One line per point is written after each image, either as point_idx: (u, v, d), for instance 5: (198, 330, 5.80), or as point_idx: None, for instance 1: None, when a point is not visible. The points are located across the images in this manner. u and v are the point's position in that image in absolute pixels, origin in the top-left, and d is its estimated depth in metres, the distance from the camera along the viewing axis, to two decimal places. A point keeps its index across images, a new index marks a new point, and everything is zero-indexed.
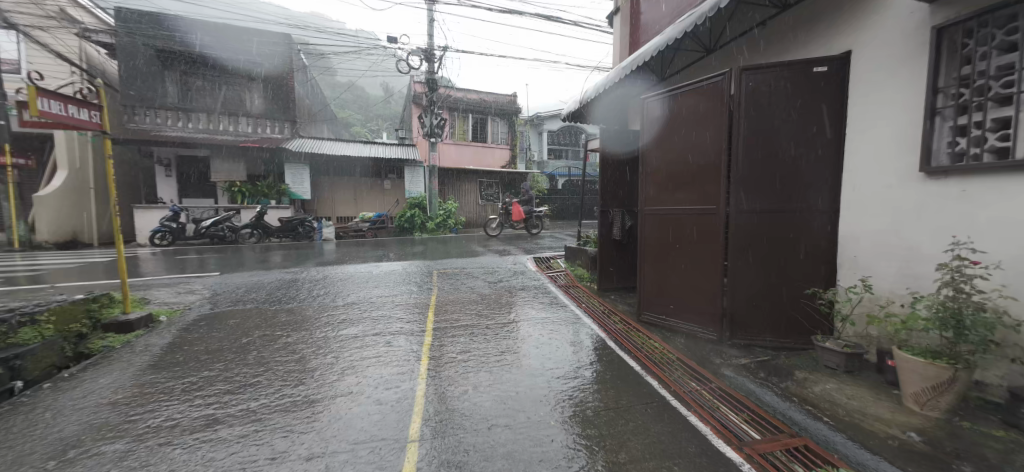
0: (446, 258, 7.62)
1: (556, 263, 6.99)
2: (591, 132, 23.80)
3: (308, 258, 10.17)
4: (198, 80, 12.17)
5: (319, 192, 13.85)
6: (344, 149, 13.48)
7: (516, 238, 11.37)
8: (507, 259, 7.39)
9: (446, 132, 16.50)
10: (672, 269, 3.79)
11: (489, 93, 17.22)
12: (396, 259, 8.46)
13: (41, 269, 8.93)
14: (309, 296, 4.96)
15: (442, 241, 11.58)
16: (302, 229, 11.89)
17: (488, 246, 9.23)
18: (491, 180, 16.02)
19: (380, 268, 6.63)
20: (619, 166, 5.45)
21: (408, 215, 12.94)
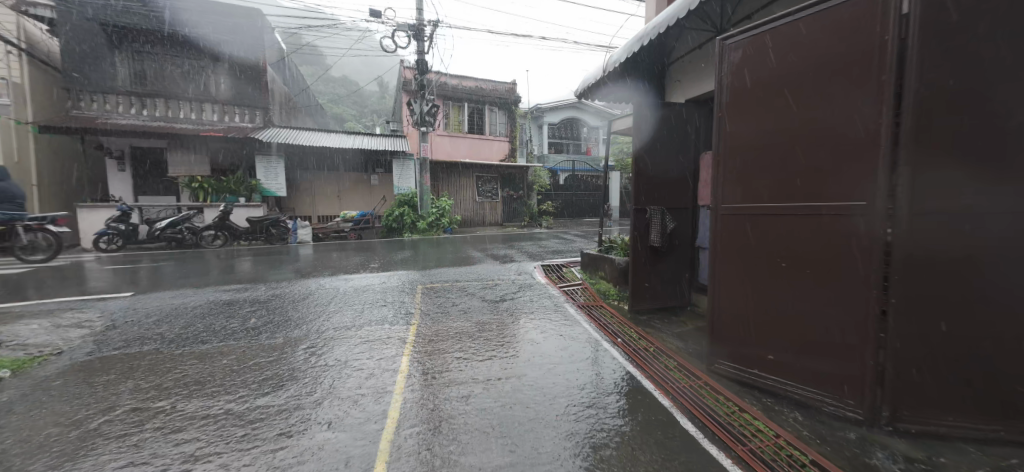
0: (434, 267, 6.34)
1: (571, 272, 5.61)
2: (594, 125, 22.50)
3: (280, 265, 8.84)
4: (151, 60, 11.48)
5: (297, 188, 12.53)
6: (324, 139, 12.10)
7: (518, 240, 10.04)
8: (508, 267, 6.09)
9: (440, 123, 15.10)
10: (767, 302, 2.44)
11: (486, 80, 15.84)
12: (377, 266, 7.17)
13: None
14: (238, 330, 3.56)
15: (434, 243, 10.26)
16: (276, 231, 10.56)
17: (485, 249, 7.94)
18: (489, 175, 14.66)
19: (351, 282, 5.20)
20: (660, 148, 4.00)
21: (397, 214, 11.53)
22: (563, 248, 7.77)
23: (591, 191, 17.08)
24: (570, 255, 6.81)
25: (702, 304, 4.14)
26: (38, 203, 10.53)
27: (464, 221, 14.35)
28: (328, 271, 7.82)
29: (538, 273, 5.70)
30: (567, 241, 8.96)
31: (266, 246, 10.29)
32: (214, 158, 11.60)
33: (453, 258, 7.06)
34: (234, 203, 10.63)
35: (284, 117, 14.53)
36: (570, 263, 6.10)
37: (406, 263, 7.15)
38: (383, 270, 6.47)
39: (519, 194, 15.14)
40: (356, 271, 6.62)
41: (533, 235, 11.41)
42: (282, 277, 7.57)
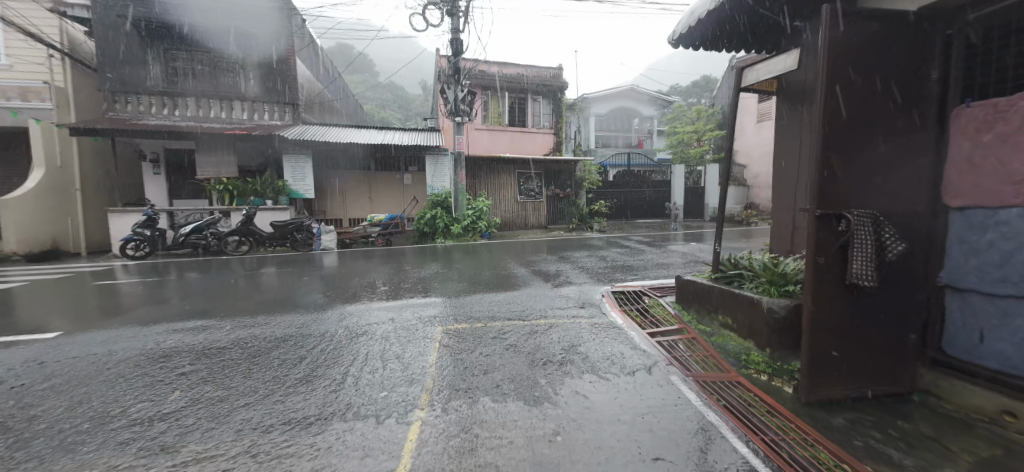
0: (464, 286, 4.83)
1: (658, 306, 3.67)
2: (648, 114, 20.09)
3: (299, 275, 7.76)
4: (182, 59, 11.21)
5: (326, 189, 11.65)
6: (353, 135, 11.10)
7: (570, 248, 8.29)
8: (562, 289, 4.41)
9: (477, 115, 13.65)
10: None
11: (529, 66, 14.19)
12: (395, 281, 5.82)
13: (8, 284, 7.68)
14: (131, 427, 2.14)
15: (470, 251, 8.77)
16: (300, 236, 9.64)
17: (528, 262, 6.33)
18: (532, 171, 12.99)
19: (346, 318, 3.66)
20: (873, 98, 2.05)
21: (428, 217, 10.16)
22: (630, 262, 5.97)
23: (650, 188, 14.81)
24: (647, 274, 5.02)
25: (955, 399, 2.07)
26: (82, 206, 10.59)
27: (503, 223, 12.81)
28: (345, 285, 6.60)
29: (607, 305, 3.82)
30: (633, 252, 7.08)
31: (290, 253, 9.36)
32: (242, 158, 11.06)
33: (490, 274, 5.52)
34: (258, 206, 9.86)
35: (316, 115, 13.85)
36: (650, 288, 4.22)
37: (430, 277, 5.71)
38: (399, 288, 5.09)
39: (566, 192, 13.36)
40: (370, 289, 5.29)
41: (587, 242, 9.59)
42: (293, 292, 6.43)
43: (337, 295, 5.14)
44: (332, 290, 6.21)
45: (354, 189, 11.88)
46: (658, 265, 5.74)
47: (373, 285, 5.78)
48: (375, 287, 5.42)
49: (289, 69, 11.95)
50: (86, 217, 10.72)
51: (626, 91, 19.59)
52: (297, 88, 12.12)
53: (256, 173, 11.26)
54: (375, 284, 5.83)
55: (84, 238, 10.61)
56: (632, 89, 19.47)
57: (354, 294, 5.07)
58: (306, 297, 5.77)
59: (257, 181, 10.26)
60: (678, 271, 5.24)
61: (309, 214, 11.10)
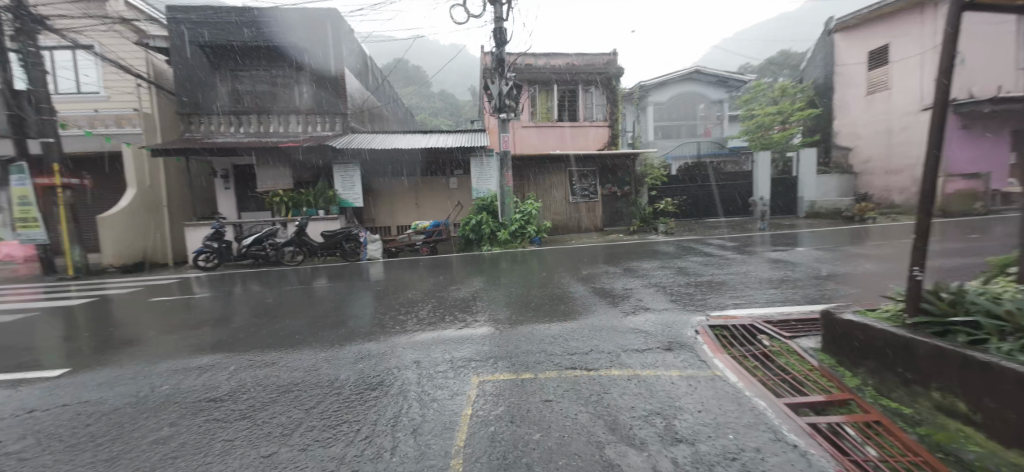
0: (511, 310, 3.99)
1: (786, 357, 2.49)
2: (716, 98, 17.94)
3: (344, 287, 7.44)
4: (244, 78, 11.71)
5: (374, 197, 11.51)
6: (398, 141, 10.81)
7: (634, 257, 7.16)
8: (635, 318, 3.39)
9: (524, 111, 12.85)
10: None
11: (579, 55, 13.07)
12: (434, 296, 5.18)
13: (103, 293, 8.33)
14: None
15: (519, 260, 7.97)
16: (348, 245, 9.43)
17: (587, 276, 5.35)
18: (586, 169, 11.85)
19: (364, 359, 2.94)
20: None
21: (474, 222, 9.49)
22: (716, 277, 4.77)
23: (722, 181, 13.03)
24: (749, 296, 3.81)
25: None
26: (168, 221, 11.38)
27: (555, 227, 11.85)
28: (385, 297, 6.09)
29: (706, 350, 2.69)
30: (718, 262, 5.78)
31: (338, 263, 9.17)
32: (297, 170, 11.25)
33: (543, 291, 4.65)
34: (310, 216, 9.85)
35: (365, 123, 13.90)
36: (763, 324, 2.98)
37: (471, 294, 4.98)
38: (436, 308, 4.40)
39: (624, 190, 12.08)
40: (406, 307, 4.67)
41: (653, 248, 8.35)
42: (333, 304, 6.04)
43: (371, 314, 4.60)
44: (370, 303, 5.71)
45: (400, 195, 11.59)
46: (756, 280, 4.47)
47: (413, 299, 5.19)
48: (410, 305, 4.78)
49: (339, 79, 11.99)
50: (172, 231, 11.53)
51: (690, 75, 17.58)
52: (347, 98, 12.15)
53: (309, 184, 11.40)
54: (414, 299, 5.22)
55: (171, 250, 11.43)
56: (696, 71, 17.45)
57: (387, 314, 4.45)
58: (343, 312, 5.32)
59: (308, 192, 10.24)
60: (789, 290, 3.98)
61: (358, 222, 11.00)
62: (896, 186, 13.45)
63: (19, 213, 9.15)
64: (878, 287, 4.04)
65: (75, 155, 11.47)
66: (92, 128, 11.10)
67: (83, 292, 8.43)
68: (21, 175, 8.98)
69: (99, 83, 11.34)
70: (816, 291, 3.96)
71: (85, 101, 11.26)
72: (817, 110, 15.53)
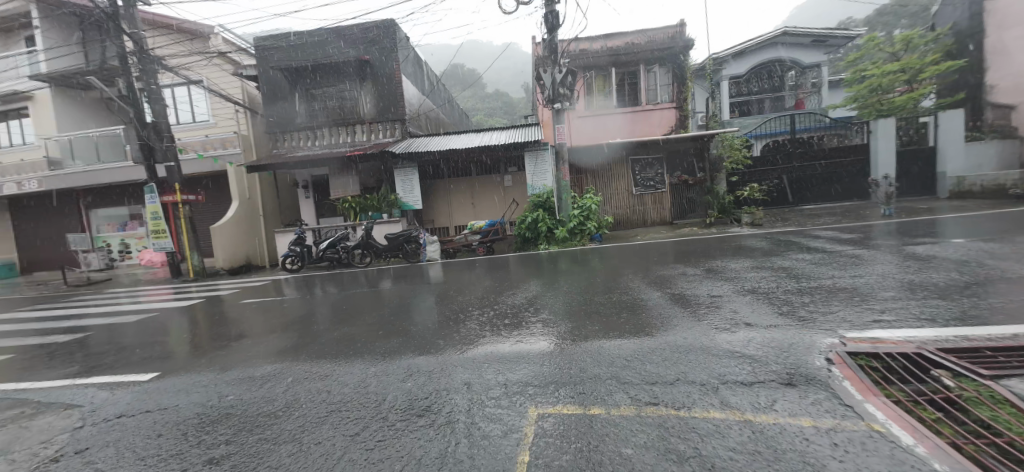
0: (572, 321, 3.55)
1: (992, 410, 1.80)
2: (808, 64, 15.41)
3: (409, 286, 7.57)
4: (317, 94, 12.64)
5: (433, 200, 11.68)
6: (452, 142, 10.81)
7: (712, 254, 6.24)
8: (732, 336, 2.77)
9: (581, 100, 12.12)
10: None
11: (639, 33, 11.95)
12: (490, 300, 4.93)
13: (216, 292, 9.60)
14: None
15: (580, 259, 7.43)
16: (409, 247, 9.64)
17: (657, 280, 4.69)
18: (652, 157, 10.80)
19: (413, 377, 2.68)
20: None
21: (529, 221, 9.09)
22: (826, 283, 3.84)
23: (822, 160, 11.08)
24: (882, 313, 2.96)
25: None
26: (264, 229, 12.76)
27: (618, 221, 11.02)
28: (443, 298, 5.99)
29: (850, 389, 2.09)
30: (830, 261, 4.74)
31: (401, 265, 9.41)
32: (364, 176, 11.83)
33: (610, 297, 4.14)
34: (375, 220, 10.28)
35: (424, 127, 14.26)
36: (927, 354, 2.31)
37: (531, 299, 4.63)
38: (492, 316, 4.12)
39: (698, 178, 10.85)
40: (461, 314, 4.47)
41: (736, 242, 7.26)
42: (396, 305, 6.09)
43: (427, 320, 4.47)
44: (428, 304, 5.65)
45: (457, 196, 11.63)
46: (891, 287, 3.49)
47: (469, 304, 4.98)
48: (467, 310, 4.58)
49: (398, 85, 12.33)
50: (267, 237, 12.91)
51: (775, 39, 15.27)
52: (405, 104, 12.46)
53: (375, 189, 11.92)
54: (470, 303, 5.01)
55: (267, 254, 12.84)
56: (783, 34, 15.11)
57: (444, 321, 4.29)
58: (404, 312, 5.29)
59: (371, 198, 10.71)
60: (941, 306, 3.02)
61: (419, 225, 11.25)
62: None
63: (154, 226, 10.64)
64: None
65: (191, 175, 13.32)
66: (205, 151, 12.70)
67: (202, 291, 9.79)
68: (152, 194, 10.40)
69: (207, 111, 13.05)
70: (983, 307, 2.95)
71: (197, 128, 13.02)
72: (959, 61, 12.46)
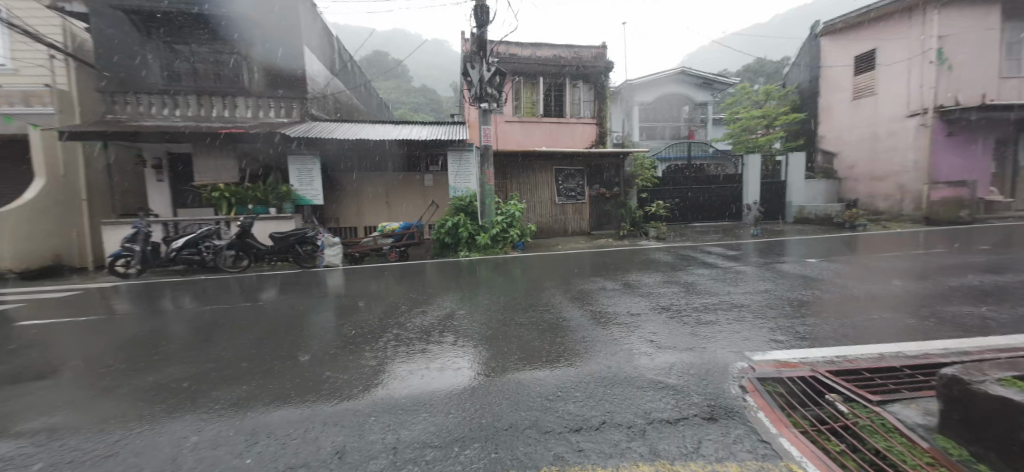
0: (487, 345, 3.13)
1: (887, 440, 1.85)
2: (699, 100, 17.71)
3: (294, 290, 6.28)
4: (185, 53, 10.21)
5: (336, 195, 9.72)
6: (363, 130, 9.17)
7: (627, 268, 6.41)
8: (652, 361, 2.64)
9: (508, 105, 11.87)
10: None
11: (566, 47, 12.23)
12: (398, 316, 4.27)
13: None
14: None
15: (501, 269, 7.08)
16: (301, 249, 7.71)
17: (578, 294, 4.57)
18: (573, 168, 11.08)
19: (266, 442, 1.93)
20: None
21: (449, 225, 8.25)
22: (725, 301, 4.09)
23: (711, 184, 12.69)
24: (778, 335, 3.13)
25: None
26: (89, 219, 9.73)
27: (539, 230, 10.97)
28: (338, 312, 5.07)
29: (765, 421, 2.02)
30: (727, 277, 5.22)
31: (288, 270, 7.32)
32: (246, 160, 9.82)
33: (530, 315, 3.84)
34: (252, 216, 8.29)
35: (330, 113, 12.64)
36: (820, 377, 2.41)
37: (445, 313, 4.12)
38: (395, 339, 3.49)
39: (613, 192, 11.43)
40: (358, 334, 3.73)
41: (648, 257, 7.69)
42: (274, 318, 4.92)
43: (311, 342, 3.62)
44: (318, 318, 4.71)
45: (368, 194, 9.98)
46: (789, 309, 3.75)
47: (370, 321, 4.24)
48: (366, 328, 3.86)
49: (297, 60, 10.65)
50: (95, 230, 9.87)
51: (675, 76, 17.27)
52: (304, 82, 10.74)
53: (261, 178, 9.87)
54: (372, 320, 4.29)
55: (93, 252, 9.77)
56: (681, 72, 17.12)
57: (333, 343, 3.51)
58: (284, 329, 4.29)
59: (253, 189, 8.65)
60: (829, 327, 3.30)
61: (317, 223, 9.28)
62: (879, 192, 13.61)
63: None
64: (924, 321, 3.44)
65: None
66: None
67: None
68: None
69: None
70: (860, 328, 3.28)
71: None
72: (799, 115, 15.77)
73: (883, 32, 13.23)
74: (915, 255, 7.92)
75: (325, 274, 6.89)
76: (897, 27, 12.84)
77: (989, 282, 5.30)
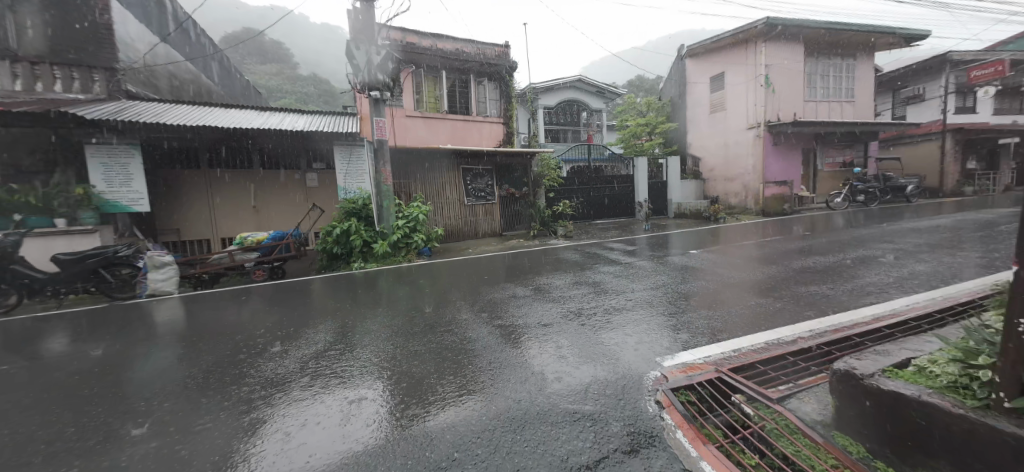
0: (369, 382, 2.50)
1: (795, 445, 1.76)
2: (594, 107, 18.96)
3: (98, 330, 4.56)
4: None
5: (175, 197, 7.43)
6: (212, 116, 7.02)
7: (539, 271, 6.22)
8: (563, 384, 2.35)
9: (408, 98, 10.83)
10: None
11: (468, 42, 11.72)
12: (255, 346, 3.31)
13: None
14: None
15: (405, 279, 6.28)
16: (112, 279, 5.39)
17: (486, 305, 4.16)
18: (481, 168, 10.69)
19: None
20: None
21: (338, 233, 6.99)
22: (631, 304, 4.07)
23: (610, 184, 13.56)
24: (683, 335, 3.10)
25: None
26: None
27: (447, 233, 10.26)
28: (168, 351, 3.77)
29: (683, 443, 1.81)
30: (626, 273, 5.48)
31: (92, 309, 5.23)
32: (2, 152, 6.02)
33: (429, 334, 3.29)
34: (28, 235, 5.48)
35: (190, 97, 10.11)
36: (724, 377, 2.34)
37: (321, 339, 3.31)
38: (240, 384, 2.60)
39: (522, 192, 11.36)
40: (184, 381, 2.71)
41: (557, 258, 7.69)
42: (53, 375, 3.41)
43: (99, 405, 2.49)
44: (132, 362, 3.41)
45: (229, 194, 7.84)
46: (689, 307, 3.83)
47: (211, 356, 3.18)
48: (198, 373, 2.84)
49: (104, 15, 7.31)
50: None
51: (574, 83, 18.19)
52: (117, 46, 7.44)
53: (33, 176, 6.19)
54: (214, 354, 3.23)
55: None
56: (578, 80, 18.09)
57: (138, 403, 2.46)
58: (62, 390, 2.95)
59: (17, 192, 5.70)
60: (727, 319, 3.39)
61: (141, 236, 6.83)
62: (731, 191, 16.16)
63: None
64: (794, 305, 3.80)
65: None
66: None
67: None
68: None
69: None
70: (750, 317, 3.43)
71: None
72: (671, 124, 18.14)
73: (729, 57, 15.75)
74: (767, 243, 9.40)
75: (156, 306, 5.22)
76: (738, 54, 15.40)
77: (824, 265, 6.41)
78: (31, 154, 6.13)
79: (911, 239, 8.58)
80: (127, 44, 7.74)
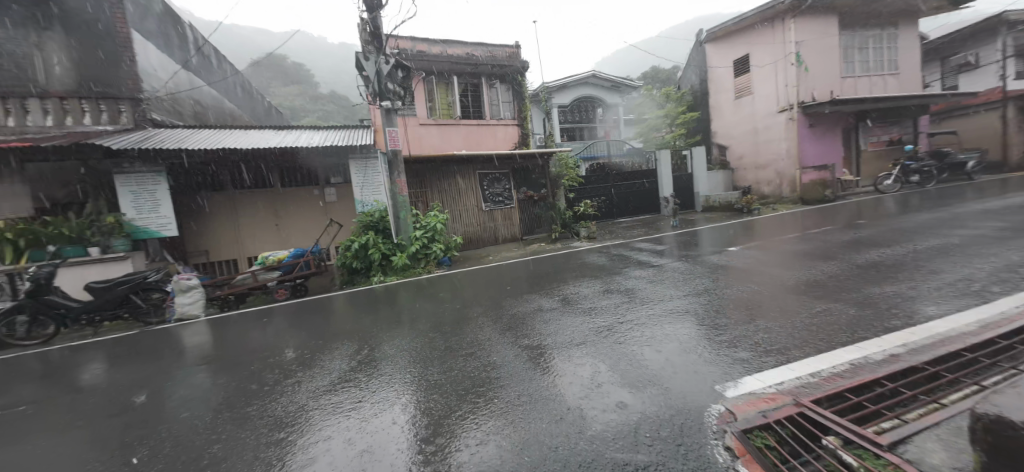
0: (385, 421, 2.22)
1: None
2: (609, 102, 18.43)
3: (128, 358, 4.53)
4: None
5: (202, 220, 7.59)
6: (231, 138, 7.07)
7: (565, 280, 5.83)
8: (607, 422, 1.99)
9: (420, 107, 10.71)
10: None
11: (477, 45, 11.51)
12: (268, 378, 3.10)
13: None
14: None
15: (426, 291, 6.08)
16: (143, 304, 5.46)
17: (512, 323, 3.82)
18: (498, 172, 10.42)
19: None
20: None
21: (357, 248, 6.87)
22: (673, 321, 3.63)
23: (632, 180, 13.00)
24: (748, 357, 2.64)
25: None
26: None
27: (466, 241, 10.04)
28: (185, 380, 3.62)
29: None
30: (658, 281, 5.29)
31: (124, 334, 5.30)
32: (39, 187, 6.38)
33: (450, 360, 2.98)
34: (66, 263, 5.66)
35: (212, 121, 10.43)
36: (809, 413, 1.90)
37: (336, 369, 3.07)
38: (249, 423, 2.37)
39: (541, 194, 11.02)
40: (195, 419, 2.52)
41: (582, 263, 7.27)
42: (73, 407, 3.31)
43: (101, 453, 2.30)
44: (147, 393, 3.28)
45: (252, 213, 7.91)
46: (743, 316, 3.35)
47: (222, 392, 2.99)
48: (205, 413, 2.63)
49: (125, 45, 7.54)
50: None
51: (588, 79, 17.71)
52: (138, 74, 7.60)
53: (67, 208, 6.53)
54: (226, 389, 3.04)
55: None
56: (592, 76, 17.61)
57: (136, 452, 2.25)
58: (74, 427, 2.82)
59: (53, 224, 5.89)
60: (791, 335, 2.91)
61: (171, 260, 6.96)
62: (763, 179, 15.17)
63: None
64: (869, 310, 3.25)
65: None
66: None
67: None
68: None
69: None
70: (818, 332, 2.93)
71: None
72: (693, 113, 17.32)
73: (753, 38, 14.79)
74: (810, 234, 8.62)
75: (183, 331, 5.18)
76: (764, 34, 14.41)
77: (881, 260, 5.70)
78: (65, 186, 6.47)
79: (983, 222, 7.60)
80: (150, 73, 7.96)
